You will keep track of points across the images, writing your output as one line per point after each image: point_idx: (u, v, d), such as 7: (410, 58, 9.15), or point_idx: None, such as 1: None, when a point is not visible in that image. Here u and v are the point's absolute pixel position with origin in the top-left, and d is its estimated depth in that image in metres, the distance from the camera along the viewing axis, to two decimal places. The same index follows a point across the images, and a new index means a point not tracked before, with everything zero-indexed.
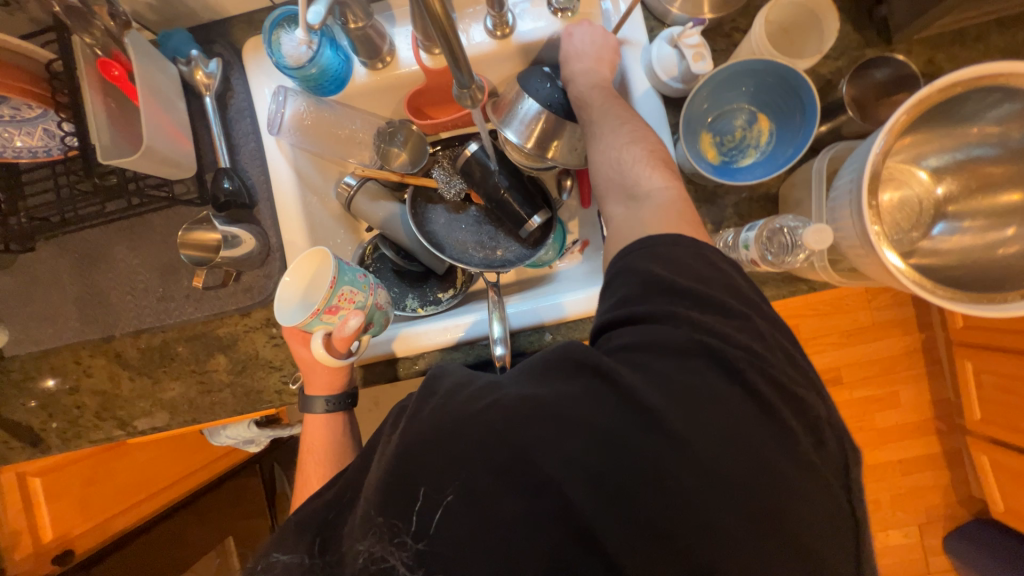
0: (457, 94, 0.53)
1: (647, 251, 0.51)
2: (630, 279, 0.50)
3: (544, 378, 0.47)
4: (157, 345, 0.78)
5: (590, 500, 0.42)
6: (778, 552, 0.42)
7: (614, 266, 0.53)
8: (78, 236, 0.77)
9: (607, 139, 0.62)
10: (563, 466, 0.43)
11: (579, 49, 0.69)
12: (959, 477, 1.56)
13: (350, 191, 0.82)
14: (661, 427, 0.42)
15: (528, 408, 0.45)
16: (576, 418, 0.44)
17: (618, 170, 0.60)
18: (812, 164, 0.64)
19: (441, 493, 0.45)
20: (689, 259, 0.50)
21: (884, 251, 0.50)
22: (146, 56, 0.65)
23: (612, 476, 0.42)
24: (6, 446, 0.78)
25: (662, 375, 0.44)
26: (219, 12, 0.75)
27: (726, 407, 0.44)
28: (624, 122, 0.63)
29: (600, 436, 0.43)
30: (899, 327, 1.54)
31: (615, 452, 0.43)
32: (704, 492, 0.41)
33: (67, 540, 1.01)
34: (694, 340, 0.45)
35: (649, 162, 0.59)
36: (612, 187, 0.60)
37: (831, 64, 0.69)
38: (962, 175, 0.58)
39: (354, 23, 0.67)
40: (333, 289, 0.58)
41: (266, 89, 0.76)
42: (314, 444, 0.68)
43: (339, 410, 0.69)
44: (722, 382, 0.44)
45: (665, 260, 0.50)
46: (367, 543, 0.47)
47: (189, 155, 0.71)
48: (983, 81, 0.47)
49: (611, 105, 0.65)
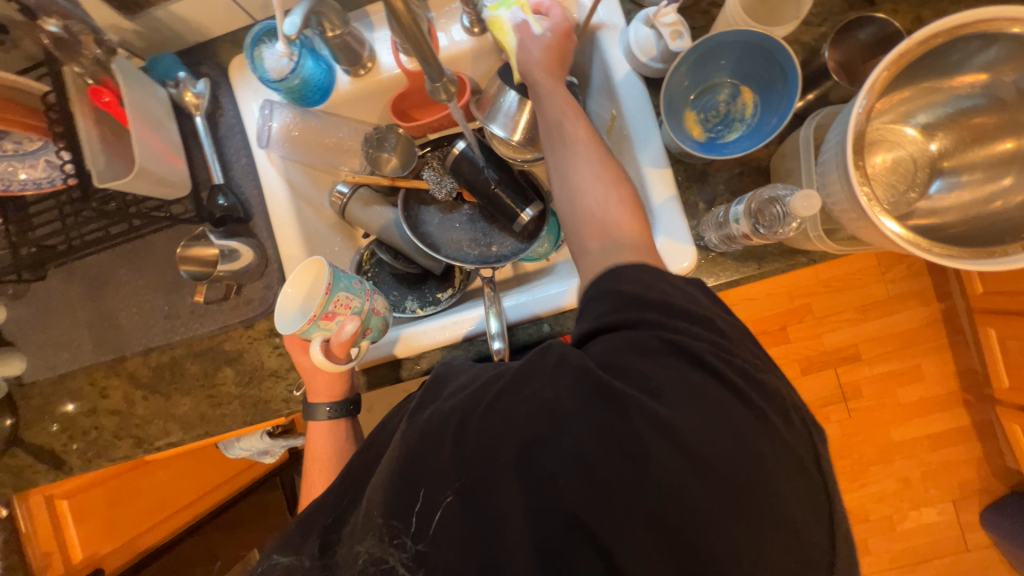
0: (431, 89, 0.53)
1: (618, 276, 0.52)
2: (603, 301, 0.50)
3: (525, 377, 0.48)
4: (166, 363, 0.80)
5: (586, 489, 0.42)
6: (785, 534, 0.41)
7: (587, 293, 0.54)
8: (85, 262, 0.79)
9: (582, 168, 0.59)
10: (550, 455, 0.43)
11: (534, 56, 0.64)
12: (992, 449, 1.51)
13: (343, 199, 0.83)
14: (633, 407, 0.42)
15: (522, 405, 0.46)
16: (556, 409, 0.44)
17: (593, 206, 0.58)
18: (798, 133, 0.63)
19: (443, 494, 0.46)
20: (641, 273, 0.51)
21: (881, 220, 0.48)
22: (135, 81, 0.66)
23: (601, 462, 0.42)
24: (32, 469, 0.81)
25: (639, 374, 0.44)
26: (204, 34, 0.78)
27: (709, 394, 0.44)
28: (598, 155, 0.60)
29: (581, 423, 0.43)
30: (916, 298, 1.50)
31: (598, 440, 0.42)
32: (690, 468, 0.41)
33: (96, 560, 1.04)
34: (654, 335, 0.46)
35: (621, 199, 0.58)
36: (590, 222, 0.57)
37: (814, 31, 0.67)
38: (955, 129, 0.57)
39: (332, 31, 0.67)
40: (328, 295, 0.59)
41: (253, 104, 0.77)
42: (319, 451, 0.69)
43: (341, 416, 0.70)
44: (693, 374, 0.44)
45: (635, 279, 0.51)
46: (367, 543, 0.48)
47: (182, 173, 0.72)
48: (964, 29, 0.46)
49: (582, 130, 0.62)
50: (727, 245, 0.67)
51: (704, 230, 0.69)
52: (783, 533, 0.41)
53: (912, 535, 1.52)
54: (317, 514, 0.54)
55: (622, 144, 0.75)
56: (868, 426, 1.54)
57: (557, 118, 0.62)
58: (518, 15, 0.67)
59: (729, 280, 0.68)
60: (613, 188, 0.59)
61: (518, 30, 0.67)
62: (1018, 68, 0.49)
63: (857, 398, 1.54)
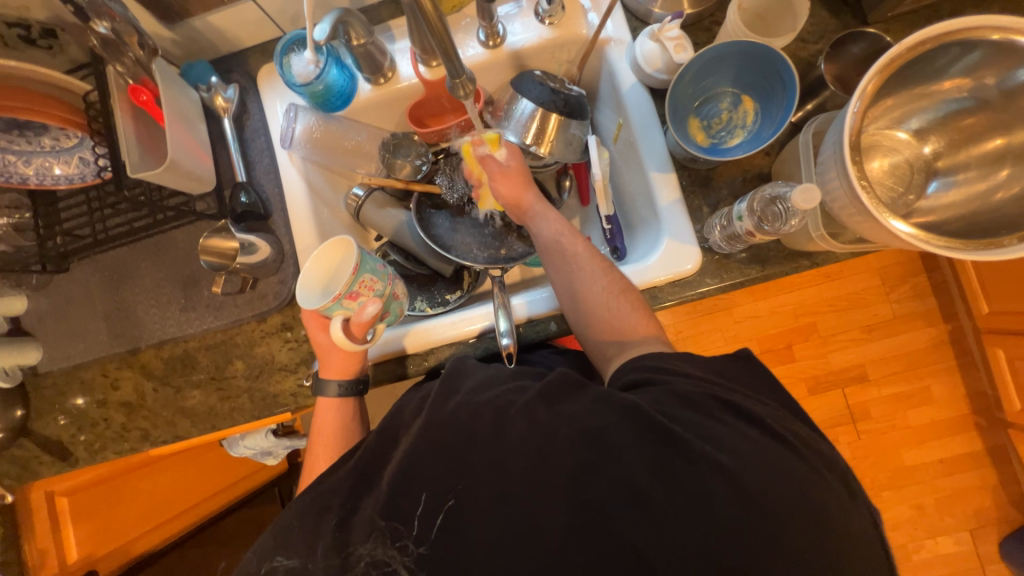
0: (450, 85, 0.55)
1: (677, 376, 0.53)
2: (662, 390, 0.51)
3: (553, 396, 0.50)
4: (179, 355, 0.81)
5: (637, 518, 0.43)
6: (809, 541, 0.42)
7: (625, 364, 0.59)
8: (108, 255, 0.82)
9: (587, 283, 0.66)
10: (602, 483, 0.44)
11: (512, 184, 0.74)
12: (1007, 474, 1.47)
13: (358, 201, 0.87)
14: (698, 453, 0.44)
15: (565, 429, 0.47)
16: (615, 448, 0.45)
17: (606, 314, 0.64)
18: (798, 139, 0.65)
19: (443, 499, 0.47)
20: (684, 359, 0.56)
21: (889, 221, 0.50)
22: (172, 82, 0.72)
23: (654, 494, 0.43)
24: (37, 459, 0.81)
25: (696, 424, 0.47)
26: (236, 44, 0.83)
27: (756, 442, 0.47)
28: (600, 266, 0.67)
29: (635, 454, 0.45)
30: (921, 318, 1.50)
31: (659, 477, 0.44)
32: (738, 500, 0.43)
33: (89, 562, 1.01)
34: (709, 395, 0.51)
35: (630, 304, 0.65)
36: (602, 330, 0.65)
37: (811, 48, 0.72)
38: (946, 132, 0.59)
39: (357, 40, 0.72)
40: (355, 275, 0.60)
41: (278, 107, 0.83)
42: (325, 427, 0.69)
43: (350, 394, 0.70)
44: (754, 431, 0.48)
45: (694, 372, 0.54)
46: (368, 547, 0.47)
47: (209, 170, 0.76)
48: (950, 36, 0.49)
49: (581, 247, 0.70)
50: (730, 245, 0.68)
51: (708, 232, 0.70)
52: (787, 528, 0.42)
53: (929, 566, 1.46)
54: (317, 498, 0.53)
55: (629, 152, 0.79)
56: (877, 449, 1.50)
57: (554, 239, 0.71)
58: (480, 144, 0.75)
59: (734, 282, 0.69)
60: (620, 295, 0.66)
61: (482, 161, 0.75)
62: (1000, 71, 0.52)
63: (865, 419, 1.51)
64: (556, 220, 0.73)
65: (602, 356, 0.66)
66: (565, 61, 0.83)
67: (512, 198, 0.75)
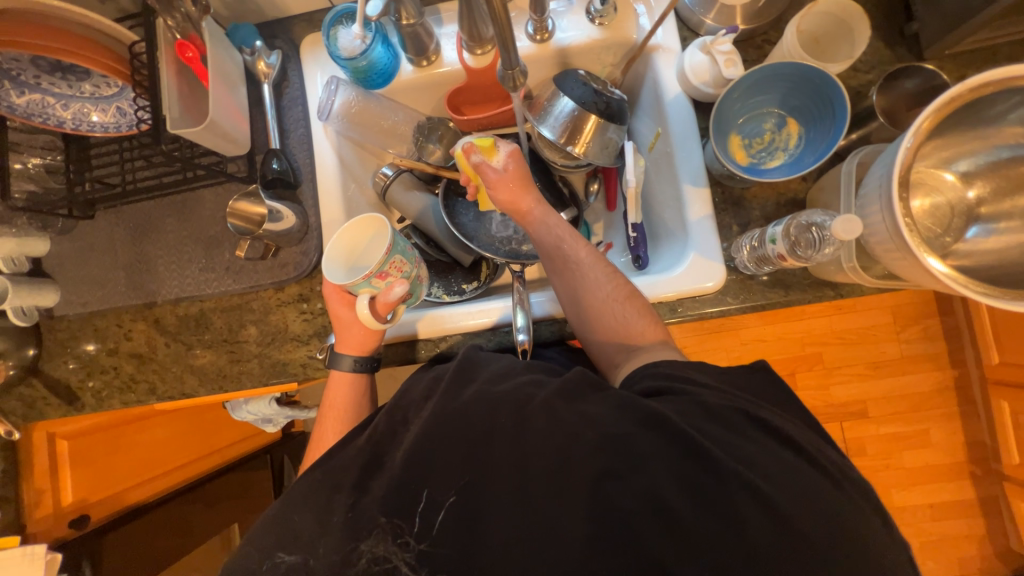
0: (501, 75, 0.56)
1: (698, 390, 0.53)
2: (684, 400, 0.51)
3: (571, 394, 0.51)
4: (193, 314, 0.82)
5: (661, 533, 0.43)
6: None
7: (637, 372, 0.58)
8: (133, 207, 0.82)
9: (592, 289, 0.67)
10: (627, 493, 0.44)
11: (509, 188, 0.72)
12: (996, 527, 1.47)
13: (386, 180, 0.85)
14: (717, 474, 0.44)
15: (588, 431, 0.47)
16: (643, 459, 0.45)
17: (615, 319, 0.65)
18: (839, 168, 0.64)
19: (447, 495, 0.47)
20: (703, 375, 0.56)
21: (927, 258, 0.49)
22: (218, 42, 0.72)
23: (678, 508, 0.43)
24: (44, 400, 0.82)
25: (716, 441, 0.47)
26: (283, 11, 0.83)
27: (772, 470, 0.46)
28: (603, 270, 0.68)
29: (664, 468, 0.45)
30: (929, 361, 1.49)
31: (683, 491, 0.44)
32: (753, 530, 0.42)
33: (86, 506, 1.00)
34: (731, 411, 0.50)
35: (637, 310, 0.65)
36: (613, 336, 0.65)
37: (861, 77, 0.71)
38: (994, 178, 0.59)
39: (407, 20, 0.72)
40: (386, 256, 0.60)
41: (319, 78, 0.82)
42: (337, 402, 0.69)
43: (364, 371, 0.70)
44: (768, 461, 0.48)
45: (715, 391, 0.53)
46: (370, 543, 0.47)
47: (245, 134, 0.76)
48: (1014, 81, 0.48)
49: (583, 251, 0.70)
50: (759, 266, 0.67)
51: (736, 252, 0.70)
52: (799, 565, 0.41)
53: None
54: (325, 475, 0.53)
55: (664, 162, 0.78)
56: None
57: (556, 243, 0.71)
58: (474, 152, 0.72)
59: (757, 305, 0.69)
60: (626, 301, 0.65)
61: (476, 169, 0.72)
62: None
63: (860, 456, 1.51)
64: (557, 224, 0.72)
65: (607, 362, 0.66)
66: (610, 63, 0.83)
67: (510, 204, 0.73)
